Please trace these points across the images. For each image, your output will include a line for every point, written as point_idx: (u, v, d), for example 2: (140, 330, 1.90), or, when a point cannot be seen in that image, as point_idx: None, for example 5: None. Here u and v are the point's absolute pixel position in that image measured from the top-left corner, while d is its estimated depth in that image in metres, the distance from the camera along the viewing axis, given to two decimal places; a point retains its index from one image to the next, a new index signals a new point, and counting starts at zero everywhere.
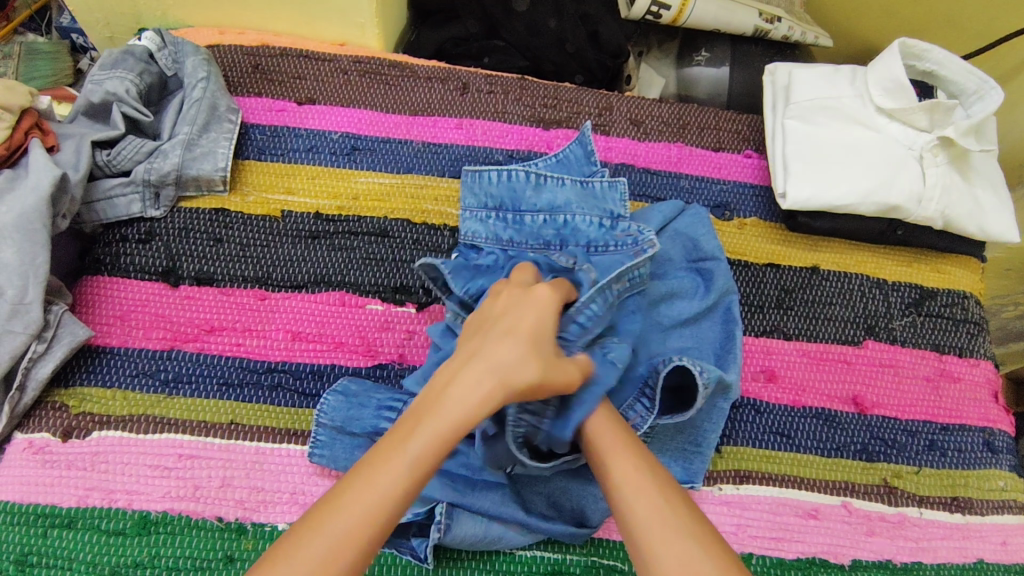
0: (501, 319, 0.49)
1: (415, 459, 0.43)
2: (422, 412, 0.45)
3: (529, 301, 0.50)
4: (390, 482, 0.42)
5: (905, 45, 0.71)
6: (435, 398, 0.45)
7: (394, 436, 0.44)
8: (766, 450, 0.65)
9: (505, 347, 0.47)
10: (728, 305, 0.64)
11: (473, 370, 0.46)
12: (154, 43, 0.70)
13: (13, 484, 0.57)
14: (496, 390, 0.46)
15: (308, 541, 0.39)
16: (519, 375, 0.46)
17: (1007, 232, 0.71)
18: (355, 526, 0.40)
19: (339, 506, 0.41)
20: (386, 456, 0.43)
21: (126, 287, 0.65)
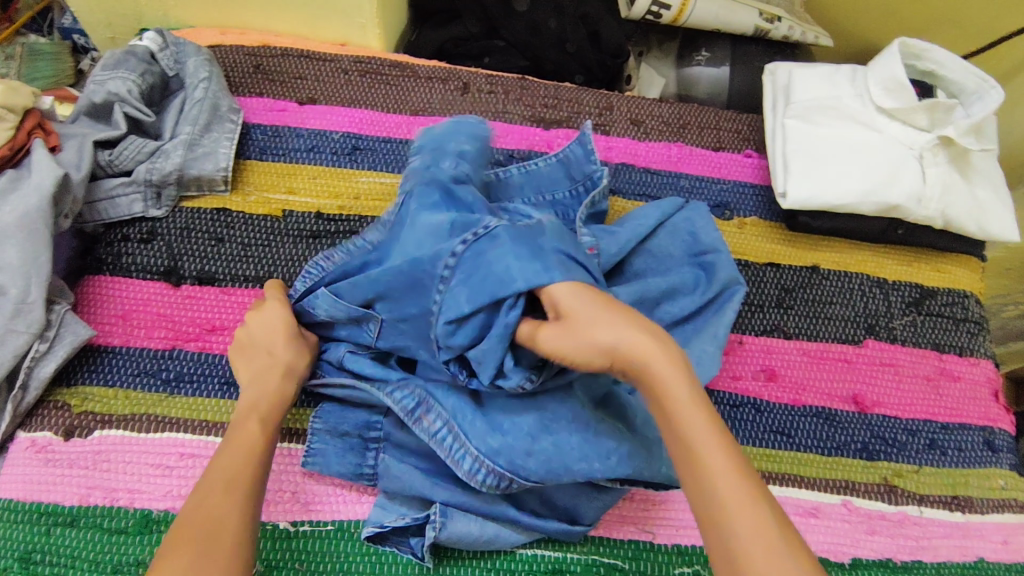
0: (253, 334, 0.59)
1: (262, 417, 0.54)
2: (255, 399, 0.55)
3: (266, 311, 0.60)
4: (252, 434, 0.52)
5: (905, 44, 0.71)
6: (245, 398, 0.55)
7: (241, 416, 0.54)
8: (765, 449, 0.65)
9: (271, 348, 0.58)
10: (732, 296, 0.63)
11: (258, 370, 0.57)
12: (156, 44, 0.70)
13: (16, 483, 0.57)
14: (283, 376, 0.57)
15: (207, 491, 0.48)
16: (294, 363, 0.58)
17: (1006, 232, 0.71)
18: (241, 470, 0.50)
19: (218, 464, 0.50)
20: (237, 429, 0.53)
21: (128, 287, 0.65)
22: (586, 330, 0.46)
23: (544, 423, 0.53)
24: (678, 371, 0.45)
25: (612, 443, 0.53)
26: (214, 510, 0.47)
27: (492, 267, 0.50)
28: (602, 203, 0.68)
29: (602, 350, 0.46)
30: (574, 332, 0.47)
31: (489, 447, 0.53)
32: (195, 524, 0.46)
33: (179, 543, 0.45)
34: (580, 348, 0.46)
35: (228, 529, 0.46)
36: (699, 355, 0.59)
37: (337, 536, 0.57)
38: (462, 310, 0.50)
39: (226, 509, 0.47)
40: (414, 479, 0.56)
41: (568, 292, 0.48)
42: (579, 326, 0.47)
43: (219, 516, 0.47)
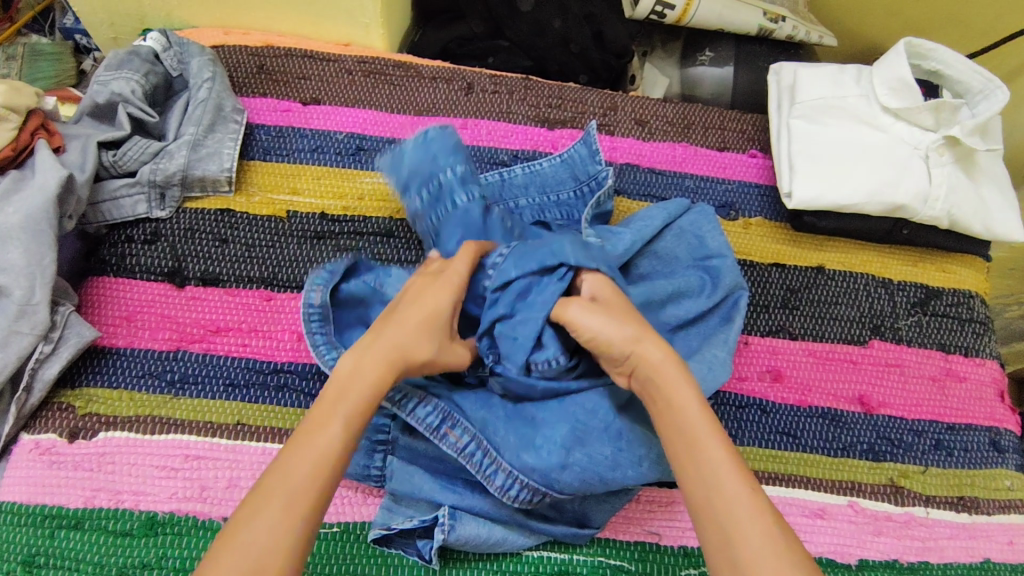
0: (394, 317, 0.51)
1: (351, 414, 0.45)
2: (348, 382, 0.46)
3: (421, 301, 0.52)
4: (333, 437, 0.43)
5: (910, 44, 0.71)
6: (344, 381, 0.46)
7: (327, 404, 0.45)
8: (771, 450, 0.65)
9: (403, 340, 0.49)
10: (736, 300, 0.62)
11: (371, 354, 0.48)
12: (159, 44, 0.70)
13: (20, 485, 0.57)
14: (388, 367, 0.48)
15: (267, 498, 0.40)
16: (409, 356, 0.49)
17: (1012, 232, 0.71)
18: (310, 482, 0.41)
19: (287, 466, 0.42)
20: (320, 422, 0.44)
21: (133, 288, 0.64)
22: (616, 316, 0.51)
23: (576, 434, 0.53)
24: (683, 377, 0.48)
25: (644, 450, 0.53)
26: (267, 531, 0.39)
27: (548, 245, 0.55)
28: (608, 204, 0.68)
29: (627, 336, 0.49)
30: (605, 315, 0.51)
31: (523, 461, 0.53)
32: (242, 541, 0.38)
33: (221, 563, 0.37)
34: (609, 329, 0.50)
35: (277, 559, 0.38)
36: (710, 358, 0.58)
37: (342, 538, 0.57)
38: (518, 283, 0.54)
39: (279, 532, 0.39)
40: (420, 482, 0.56)
41: (603, 284, 0.54)
42: (611, 312, 0.51)
43: (270, 541, 0.38)
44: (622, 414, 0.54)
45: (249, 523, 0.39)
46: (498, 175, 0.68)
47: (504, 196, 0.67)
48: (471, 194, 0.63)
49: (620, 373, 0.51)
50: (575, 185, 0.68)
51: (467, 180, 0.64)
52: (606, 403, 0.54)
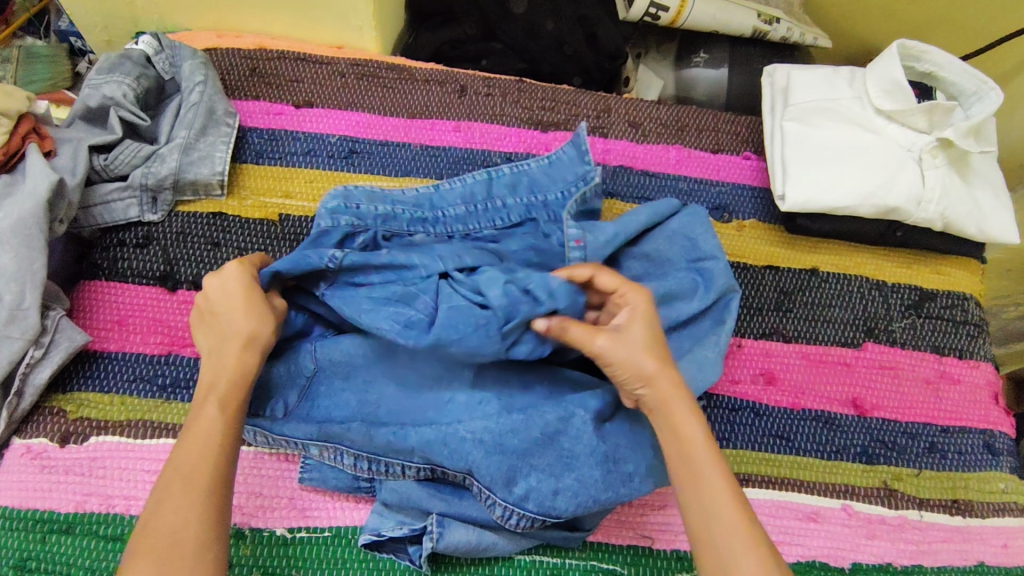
0: (219, 303, 0.51)
1: (221, 398, 0.48)
2: (211, 380, 0.48)
3: (222, 278, 0.51)
4: (212, 424, 0.46)
5: (904, 47, 0.71)
6: (209, 377, 0.49)
7: (197, 404, 0.48)
8: (765, 453, 0.65)
9: (233, 317, 0.50)
10: (728, 303, 0.62)
11: (219, 346, 0.50)
12: (151, 47, 0.70)
13: (12, 490, 0.57)
14: (244, 351, 0.49)
15: (162, 494, 0.44)
16: (256, 332, 0.49)
17: (1006, 234, 0.71)
18: (199, 463, 0.45)
19: (178, 460, 0.45)
20: (196, 417, 0.47)
21: (124, 291, 0.64)
22: (635, 347, 0.49)
23: (566, 459, 0.52)
24: (691, 413, 0.48)
25: (631, 466, 0.53)
26: (173, 518, 0.43)
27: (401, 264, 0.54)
28: (595, 202, 0.67)
29: (646, 371, 0.49)
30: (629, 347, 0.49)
31: (516, 494, 0.52)
32: (151, 535, 0.42)
33: (138, 557, 0.41)
34: (629, 360, 0.49)
35: (189, 536, 0.42)
36: (701, 360, 0.59)
37: (334, 543, 0.57)
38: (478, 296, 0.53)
39: (184, 515, 0.43)
40: (410, 491, 0.55)
41: (641, 314, 0.50)
42: (632, 341, 0.49)
43: (178, 524, 0.42)
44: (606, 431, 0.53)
45: (154, 519, 0.43)
46: (486, 174, 0.66)
47: (491, 195, 0.66)
48: (337, 221, 0.58)
49: (627, 392, 0.51)
50: (569, 183, 0.67)
51: (335, 210, 0.58)
52: (589, 426, 0.52)
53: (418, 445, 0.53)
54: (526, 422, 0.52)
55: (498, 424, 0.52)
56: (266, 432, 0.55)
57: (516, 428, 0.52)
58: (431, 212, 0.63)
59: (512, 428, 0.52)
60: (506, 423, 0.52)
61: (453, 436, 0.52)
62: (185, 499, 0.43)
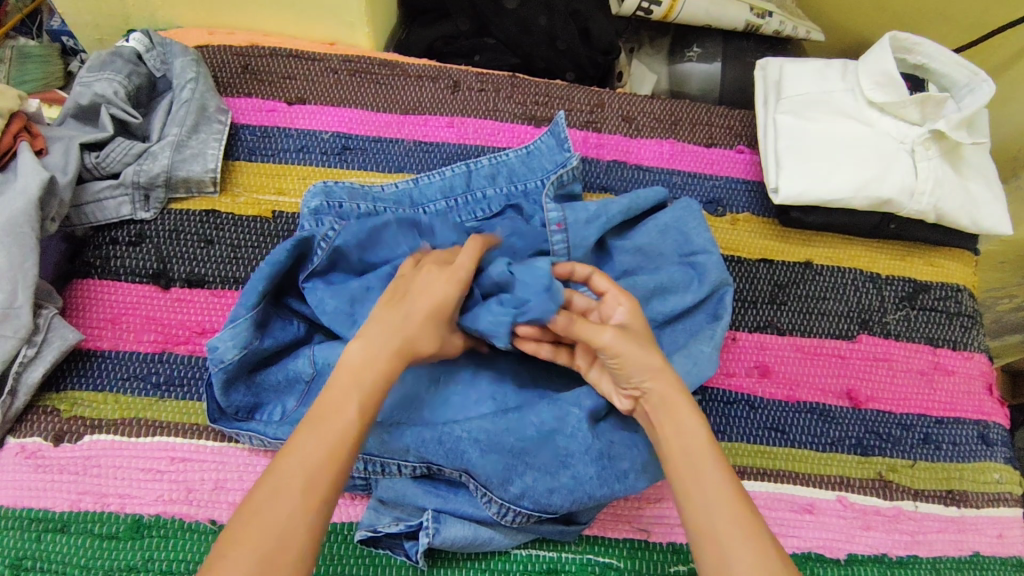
0: (406, 305, 0.48)
1: (364, 398, 0.44)
2: (355, 370, 0.45)
3: (432, 283, 0.50)
4: (347, 419, 0.43)
5: (895, 39, 0.71)
6: (351, 364, 0.45)
7: (335, 386, 0.44)
8: (759, 445, 0.65)
9: (415, 322, 0.47)
10: (722, 296, 0.62)
11: (378, 338, 0.46)
12: (143, 44, 0.69)
13: (7, 489, 0.57)
14: (398, 352, 0.46)
15: (282, 484, 0.40)
16: (417, 342, 0.47)
17: (998, 225, 0.71)
18: (326, 468, 0.41)
19: (303, 445, 0.41)
20: (335, 406, 0.43)
21: (117, 290, 0.64)
22: (641, 341, 0.49)
23: (560, 457, 0.52)
24: (692, 410, 0.48)
25: (626, 462, 0.53)
26: (285, 510, 0.39)
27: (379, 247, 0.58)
28: (574, 185, 0.67)
29: (651, 366, 0.48)
30: (635, 342, 0.49)
31: (512, 492, 0.52)
32: (259, 519, 0.39)
33: (239, 539, 0.38)
34: (636, 355, 0.48)
35: (297, 536, 0.39)
36: (696, 354, 0.58)
37: (330, 539, 0.57)
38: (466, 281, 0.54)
39: (296, 512, 0.39)
40: (404, 487, 0.55)
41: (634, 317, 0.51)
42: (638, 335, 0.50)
43: (292, 518, 0.39)
44: (600, 433, 0.53)
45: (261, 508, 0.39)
46: (464, 166, 0.67)
47: (471, 187, 0.66)
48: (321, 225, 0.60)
49: (627, 393, 0.50)
50: (548, 172, 0.67)
51: (319, 212, 0.61)
52: (583, 422, 0.53)
53: (413, 445, 0.53)
54: (521, 420, 0.52)
55: (494, 423, 0.52)
56: (260, 436, 0.56)
57: (511, 427, 0.52)
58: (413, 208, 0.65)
59: (507, 426, 0.52)
60: (501, 422, 0.52)
61: (448, 435, 0.52)
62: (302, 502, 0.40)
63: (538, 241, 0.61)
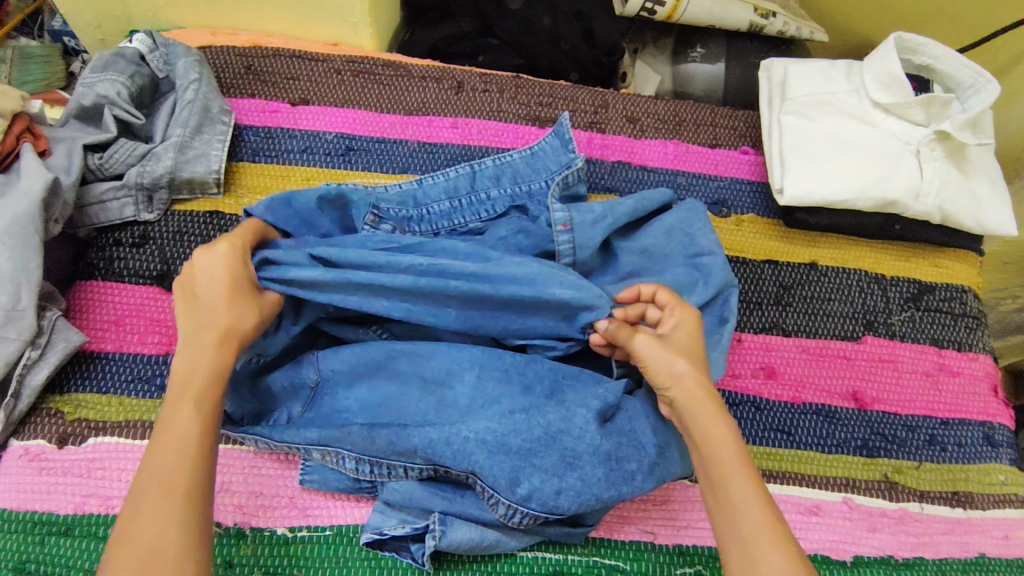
0: (205, 292, 0.50)
1: (197, 398, 0.46)
2: (184, 374, 0.47)
3: (213, 260, 0.51)
4: (187, 420, 0.45)
5: (900, 39, 0.71)
6: (183, 370, 0.47)
7: (169, 399, 0.47)
8: (765, 447, 0.65)
9: (215, 307, 0.50)
10: (727, 297, 0.62)
11: (198, 336, 0.49)
12: (145, 45, 0.69)
13: (10, 491, 0.57)
14: (221, 342, 0.49)
15: (141, 498, 0.42)
16: (236, 324, 0.50)
17: (1004, 226, 0.71)
18: (177, 467, 0.43)
19: (152, 459, 0.44)
20: (172, 415, 0.45)
21: (120, 292, 0.64)
22: (671, 349, 0.52)
23: (568, 460, 0.52)
24: (718, 416, 0.49)
25: (634, 465, 0.53)
26: (151, 521, 0.41)
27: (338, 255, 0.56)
28: (579, 186, 0.67)
29: (674, 372, 0.51)
30: (663, 347, 0.52)
31: (520, 495, 0.51)
32: (130, 537, 0.41)
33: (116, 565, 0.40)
34: (661, 360, 0.52)
35: (168, 540, 0.40)
36: (703, 358, 0.58)
37: (336, 542, 0.56)
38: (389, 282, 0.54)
39: (159, 520, 0.41)
40: (410, 489, 0.55)
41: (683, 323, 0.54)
42: (672, 344, 0.53)
43: (158, 526, 0.41)
44: (608, 435, 0.53)
45: (126, 527, 0.41)
46: (469, 167, 0.67)
47: (475, 188, 0.66)
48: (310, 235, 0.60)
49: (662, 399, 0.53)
50: (553, 173, 0.67)
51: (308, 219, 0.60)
52: (592, 424, 0.52)
53: (420, 446, 0.52)
54: (528, 421, 0.52)
55: (501, 425, 0.52)
56: (266, 439, 0.55)
57: (519, 428, 0.52)
58: (417, 208, 0.64)
59: (515, 427, 0.52)
60: (509, 424, 0.52)
61: (455, 437, 0.52)
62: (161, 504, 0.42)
63: (545, 240, 0.62)
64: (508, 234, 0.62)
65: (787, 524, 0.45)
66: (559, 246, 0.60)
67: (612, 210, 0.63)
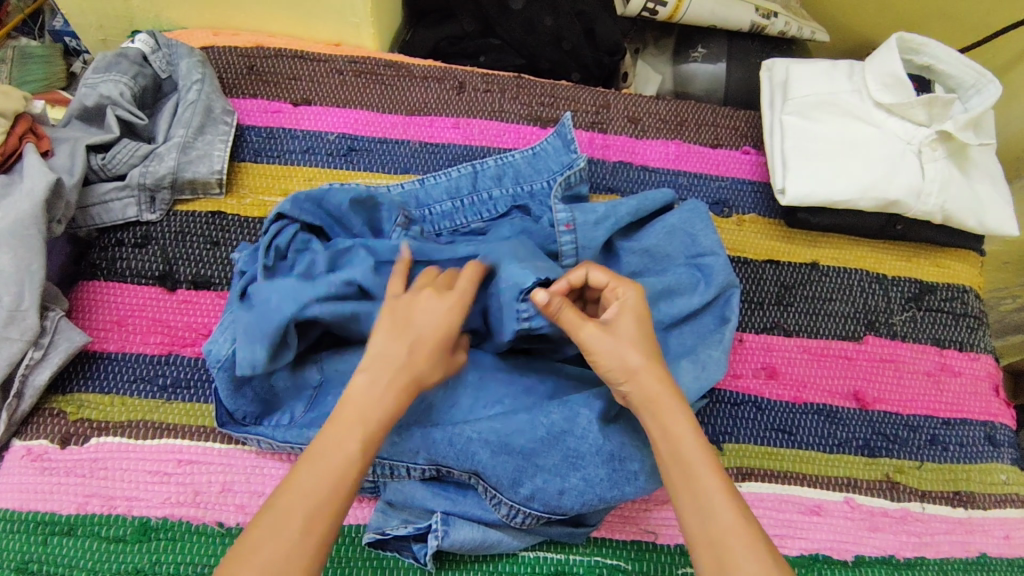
0: (410, 334, 0.47)
1: (367, 436, 0.43)
2: (354, 404, 0.44)
3: (436, 304, 0.49)
4: (351, 456, 0.42)
5: (902, 40, 0.71)
6: (353, 398, 0.44)
7: (340, 417, 0.44)
8: (767, 447, 0.65)
9: (421, 352, 0.47)
10: (729, 298, 0.62)
11: (388, 373, 0.45)
12: (148, 46, 0.70)
13: (13, 491, 0.57)
14: (405, 390, 0.45)
15: (280, 522, 0.40)
16: (427, 376, 0.47)
17: (1005, 225, 0.71)
18: (325, 504, 0.41)
19: (302, 484, 0.41)
20: (337, 444, 0.43)
21: (123, 292, 0.64)
22: (624, 341, 0.49)
23: (571, 460, 0.52)
24: (681, 411, 0.47)
25: (637, 464, 0.53)
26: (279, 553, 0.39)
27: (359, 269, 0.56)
28: (581, 186, 0.67)
29: (631, 368, 0.48)
30: (614, 338, 0.49)
31: (522, 494, 0.52)
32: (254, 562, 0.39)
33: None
34: (613, 354, 0.49)
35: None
36: (705, 358, 0.58)
37: (337, 541, 0.56)
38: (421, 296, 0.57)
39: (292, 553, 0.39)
40: (413, 489, 0.55)
41: (632, 305, 0.51)
42: (622, 333, 0.49)
43: (288, 561, 0.39)
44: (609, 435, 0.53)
45: (258, 547, 0.39)
46: (470, 167, 0.67)
47: (476, 188, 0.66)
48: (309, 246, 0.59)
49: (616, 393, 0.50)
50: (555, 173, 0.67)
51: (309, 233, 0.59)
52: (594, 424, 0.52)
53: (423, 446, 0.53)
54: (531, 422, 0.52)
55: (504, 424, 0.52)
56: (269, 439, 0.56)
57: (521, 428, 0.52)
58: (419, 208, 0.65)
59: (518, 427, 0.52)
60: (511, 424, 0.52)
61: (458, 437, 0.52)
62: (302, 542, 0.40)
63: (547, 241, 0.62)
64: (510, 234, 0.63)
65: (760, 525, 0.44)
66: (562, 250, 0.60)
67: (613, 210, 0.63)
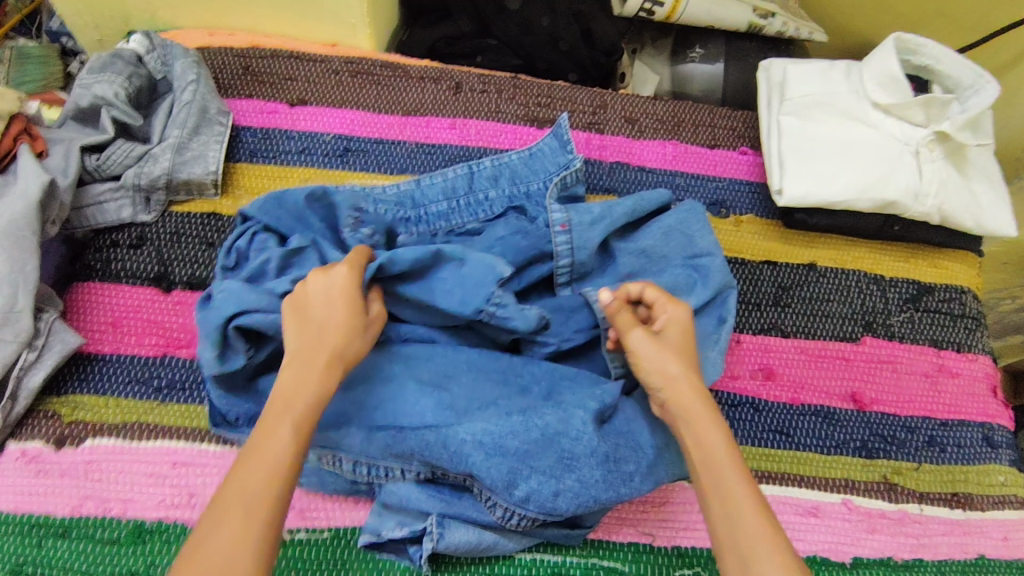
0: (315, 316, 0.49)
1: (295, 424, 0.45)
2: (286, 397, 0.46)
3: (329, 282, 0.50)
4: (281, 447, 0.44)
5: (899, 40, 0.70)
6: (284, 389, 0.46)
7: (271, 412, 0.45)
8: (765, 449, 0.65)
9: (327, 329, 0.48)
10: (725, 298, 0.62)
11: (309, 359, 0.47)
12: (143, 47, 0.69)
13: (7, 493, 0.57)
14: (327, 367, 0.47)
15: (220, 518, 0.41)
16: (343, 349, 0.48)
17: (1002, 226, 0.71)
18: (263, 493, 0.42)
19: (240, 479, 0.42)
20: (266, 435, 0.44)
21: (118, 293, 0.64)
22: (666, 352, 0.51)
23: (566, 462, 0.51)
24: (712, 419, 0.49)
25: (632, 466, 0.53)
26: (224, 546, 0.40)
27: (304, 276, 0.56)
28: (577, 187, 0.67)
29: (671, 375, 0.50)
30: (658, 347, 0.51)
31: (517, 497, 0.52)
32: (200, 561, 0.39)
33: None
34: (655, 361, 0.51)
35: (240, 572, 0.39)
36: (701, 358, 0.58)
37: (332, 543, 0.56)
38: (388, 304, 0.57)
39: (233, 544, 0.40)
40: (407, 491, 0.55)
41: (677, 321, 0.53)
42: (667, 345, 0.52)
43: (233, 553, 0.40)
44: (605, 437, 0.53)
45: (204, 541, 0.40)
46: (466, 168, 0.67)
47: (472, 189, 0.66)
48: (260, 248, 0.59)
49: (654, 401, 0.52)
50: (551, 174, 0.66)
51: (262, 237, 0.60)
52: (589, 426, 0.52)
53: (417, 448, 0.52)
54: (525, 424, 0.52)
55: (499, 427, 0.52)
56: None
57: (516, 430, 0.52)
58: (415, 209, 0.64)
59: (512, 429, 0.52)
60: (505, 426, 0.52)
61: (452, 439, 0.52)
62: (245, 527, 0.41)
63: (543, 242, 0.61)
64: (506, 235, 0.62)
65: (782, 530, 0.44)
66: (557, 248, 0.60)
67: (609, 210, 0.62)
